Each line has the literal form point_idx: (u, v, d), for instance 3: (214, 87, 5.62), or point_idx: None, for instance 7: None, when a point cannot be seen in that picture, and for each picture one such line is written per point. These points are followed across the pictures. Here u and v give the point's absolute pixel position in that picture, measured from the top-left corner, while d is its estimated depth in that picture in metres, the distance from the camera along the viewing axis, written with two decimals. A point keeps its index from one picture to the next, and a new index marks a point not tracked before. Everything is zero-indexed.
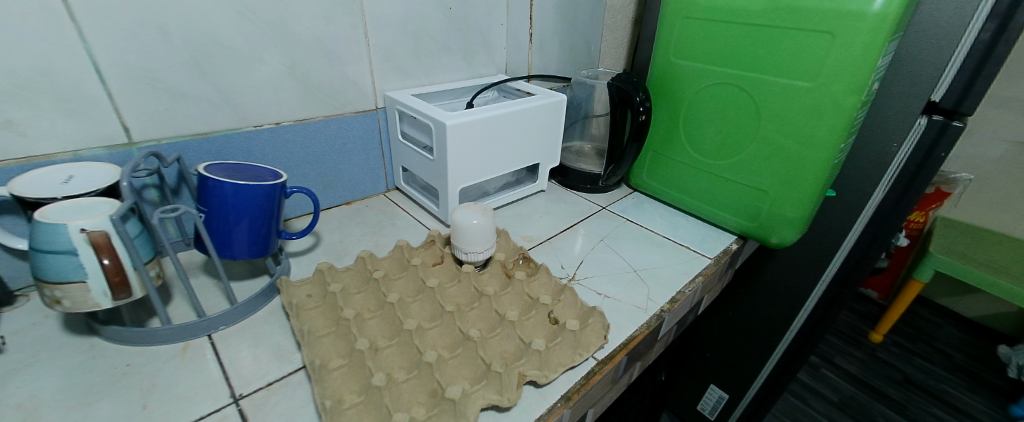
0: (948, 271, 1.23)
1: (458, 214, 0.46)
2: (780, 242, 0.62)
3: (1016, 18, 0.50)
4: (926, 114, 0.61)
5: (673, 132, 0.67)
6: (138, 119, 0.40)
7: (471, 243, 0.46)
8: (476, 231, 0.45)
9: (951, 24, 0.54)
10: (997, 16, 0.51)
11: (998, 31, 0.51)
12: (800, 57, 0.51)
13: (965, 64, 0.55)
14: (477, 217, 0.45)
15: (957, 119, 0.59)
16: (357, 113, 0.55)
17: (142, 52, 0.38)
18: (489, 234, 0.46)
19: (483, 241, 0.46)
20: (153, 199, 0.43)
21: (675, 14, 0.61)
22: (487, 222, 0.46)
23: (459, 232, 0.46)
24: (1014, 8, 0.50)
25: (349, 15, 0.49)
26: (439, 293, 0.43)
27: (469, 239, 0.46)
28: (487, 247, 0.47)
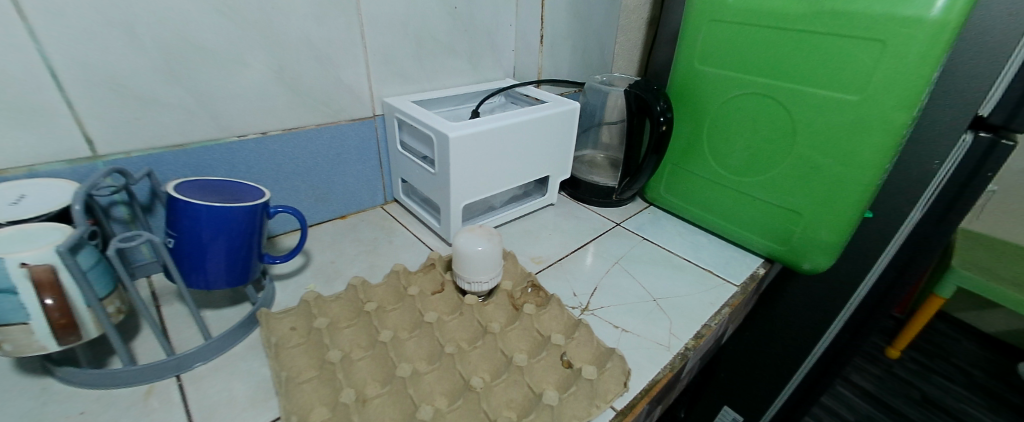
0: (972, 289, 1.14)
1: (460, 238, 0.41)
2: (812, 268, 0.57)
3: None
4: (972, 129, 0.55)
5: (695, 145, 0.62)
6: (102, 131, 0.35)
7: (475, 272, 0.41)
8: (482, 258, 0.41)
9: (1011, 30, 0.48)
10: None
11: None
12: (843, 68, 0.46)
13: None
14: (482, 242, 0.41)
15: (1005, 136, 0.53)
16: (353, 121, 0.50)
17: (107, 54, 0.33)
18: (496, 260, 0.42)
19: (489, 269, 0.41)
20: (123, 216, 0.38)
21: (701, 16, 0.56)
22: (493, 247, 0.41)
23: (462, 260, 0.41)
24: None
25: (343, 14, 0.44)
26: (439, 328, 0.39)
27: (473, 267, 0.41)
28: (493, 275, 0.42)
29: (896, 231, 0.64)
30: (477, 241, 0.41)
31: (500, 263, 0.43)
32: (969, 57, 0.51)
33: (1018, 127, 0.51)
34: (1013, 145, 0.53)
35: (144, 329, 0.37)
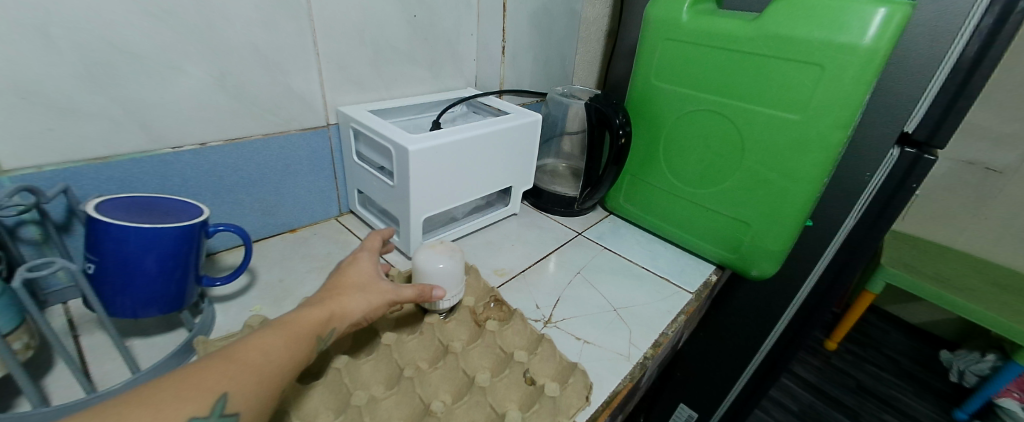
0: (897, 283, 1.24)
1: (420, 255, 0.40)
2: (759, 275, 0.60)
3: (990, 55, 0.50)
4: (898, 145, 0.60)
5: (652, 157, 0.64)
6: (8, 144, 0.31)
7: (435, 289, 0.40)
8: (441, 275, 0.40)
9: (926, 57, 0.53)
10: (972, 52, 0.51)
11: (974, 66, 0.51)
12: (786, 89, 0.49)
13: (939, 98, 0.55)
14: (443, 259, 0.40)
15: (928, 151, 0.58)
16: (304, 130, 0.48)
17: (13, 58, 0.30)
18: (458, 277, 0.41)
19: (450, 285, 0.40)
20: (34, 237, 0.34)
21: (657, 34, 0.58)
22: (454, 264, 0.40)
23: (421, 277, 0.40)
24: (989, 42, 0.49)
25: (293, 19, 0.42)
26: (397, 350, 0.38)
27: (433, 284, 0.40)
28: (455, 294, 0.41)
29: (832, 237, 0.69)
30: (438, 258, 0.40)
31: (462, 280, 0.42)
32: (892, 81, 0.56)
33: (937, 143, 0.57)
34: (933, 160, 0.58)
35: (59, 363, 0.33)
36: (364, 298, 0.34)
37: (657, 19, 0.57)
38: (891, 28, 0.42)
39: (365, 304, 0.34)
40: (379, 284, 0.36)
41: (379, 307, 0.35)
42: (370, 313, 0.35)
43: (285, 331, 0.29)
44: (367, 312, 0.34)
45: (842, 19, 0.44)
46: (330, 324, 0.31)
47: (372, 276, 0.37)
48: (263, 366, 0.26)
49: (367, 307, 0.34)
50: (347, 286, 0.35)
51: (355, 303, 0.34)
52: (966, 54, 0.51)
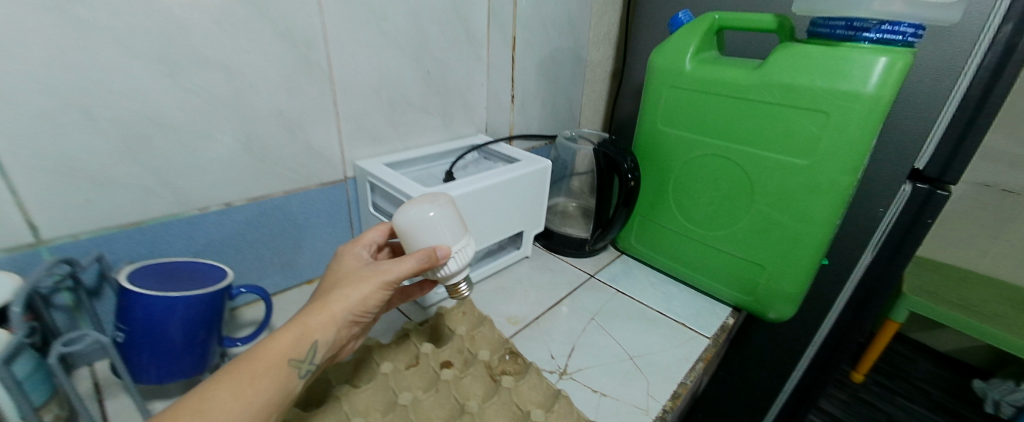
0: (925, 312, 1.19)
1: (399, 213, 0.35)
2: (777, 317, 0.59)
3: (994, 94, 0.51)
4: (910, 180, 0.60)
5: (661, 199, 0.65)
6: (49, 216, 0.33)
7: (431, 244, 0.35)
8: (432, 222, 0.34)
9: (933, 96, 0.54)
10: (977, 90, 0.52)
11: (979, 104, 0.52)
12: (793, 135, 0.50)
13: (947, 136, 0.55)
14: (430, 208, 0.34)
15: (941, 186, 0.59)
16: (322, 185, 0.49)
17: (60, 138, 0.32)
18: (453, 225, 0.35)
19: (448, 236, 0.35)
20: (65, 304, 0.35)
21: (661, 83, 0.59)
22: (441, 213, 0.35)
23: (407, 236, 0.35)
24: (993, 81, 0.50)
25: (316, 84, 0.44)
26: (414, 410, 0.38)
27: (425, 238, 0.34)
28: (457, 243, 0.35)
29: (850, 273, 0.68)
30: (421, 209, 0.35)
31: (461, 233, 0.36)
32: (902, 118, 0.57)
33: (950, 178, 0.57)
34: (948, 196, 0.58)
35: None
36: (346, 293, 0.32)
37: (661, 67, 0.59)
38: (893, 76, 0.43)
39: (351, 297, 0.32)
40: (362, 271, 0.34)
41: (368, 294, 0.33)
42: (364, 304, 0.33)
43: (258, 358, 0.29)
44: (356, 306, 0.33)
45: (843, 68, 0.45)
46: (309, 337, 0.31)
47: (357, 266, 0.34)
48: (233, 393, 0.27)
49: (351, 299, 0.32)
50: (330, 286, 0.33)
51: (336, 300, 0.32)
52: (970, 93, 0.52)
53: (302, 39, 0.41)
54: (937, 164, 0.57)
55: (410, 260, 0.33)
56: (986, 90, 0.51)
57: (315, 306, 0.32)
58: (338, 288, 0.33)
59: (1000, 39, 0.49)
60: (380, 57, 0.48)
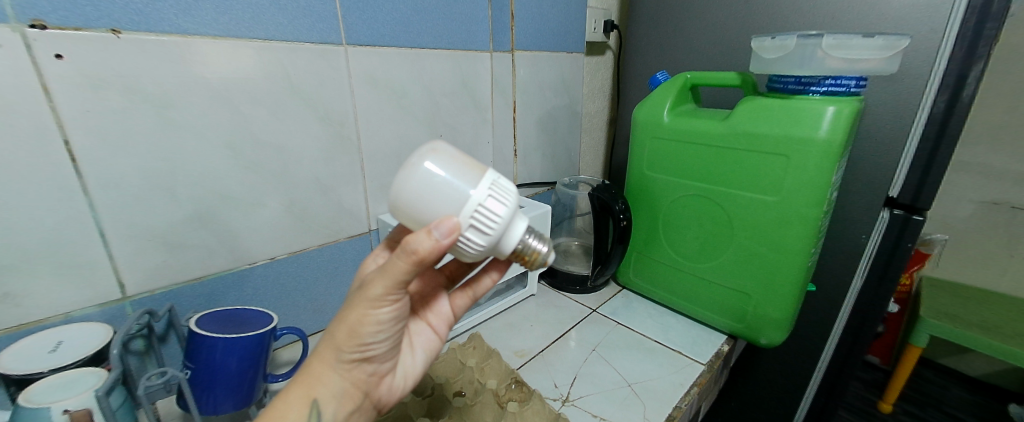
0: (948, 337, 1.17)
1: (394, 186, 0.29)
2: (770, 343, 0.62)
3: (949, 127, 0.55)
4: (888, 207, 0.64)
5: (653, 236, 0.71)
6: (136, 275, 0.41)
7: (445, 200, 0.29)
8: (435, 173, 0.29)
9: (895, 132, 0.59)
10: (934, 124, 0.56)
11: (937, 137, 0.56)
12: (761, 176, 0.56)
13: (913, 167, 0.59)
14: (425, 159, 0.29)
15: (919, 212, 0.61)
16: (351, 237, 0.56)
17: (149, 214, 0.40)
18: (460, 177, 0.29)
19: (462, 182, 0.29)
20: (138, 348, 0.41)
21: (644, 133, 0.67)
22: (435, 159, 0.29)
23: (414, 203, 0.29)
24: (947, 116, 0.55)
25: (347, 154, 0.53)
26: None
27: (436, 196, 0.29)
28: (481, 187, 0.29)
29: (844, 297, 0.70)
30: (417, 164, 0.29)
31: (479, 178, 0.29)
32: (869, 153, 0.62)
33: (924, 204, 0.60)
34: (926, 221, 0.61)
35: None
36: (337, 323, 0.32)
37: (643, 120, 0.66)
38: (841, 122, 0.49)
39: (343, 326, 0.31)
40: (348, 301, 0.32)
41: (360, 318, 0.31)
42: (365, 331, 0.31)
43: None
44: (354, 336, 0.31)
45: (798, 116, 0.51)
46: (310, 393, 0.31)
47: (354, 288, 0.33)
48: None
49: (344, 329, 0.31)
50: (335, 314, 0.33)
51: (333, 331, 0.32)
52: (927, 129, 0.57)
53: (336, 119, 0.50)
54: (910, 191, 0.61)
55: (391, 260, 0.29)
56: (941, 124, 0.56)
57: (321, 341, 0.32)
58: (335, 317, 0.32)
59: (947, 81, 0.54)
60: (398, 126, 0.57)
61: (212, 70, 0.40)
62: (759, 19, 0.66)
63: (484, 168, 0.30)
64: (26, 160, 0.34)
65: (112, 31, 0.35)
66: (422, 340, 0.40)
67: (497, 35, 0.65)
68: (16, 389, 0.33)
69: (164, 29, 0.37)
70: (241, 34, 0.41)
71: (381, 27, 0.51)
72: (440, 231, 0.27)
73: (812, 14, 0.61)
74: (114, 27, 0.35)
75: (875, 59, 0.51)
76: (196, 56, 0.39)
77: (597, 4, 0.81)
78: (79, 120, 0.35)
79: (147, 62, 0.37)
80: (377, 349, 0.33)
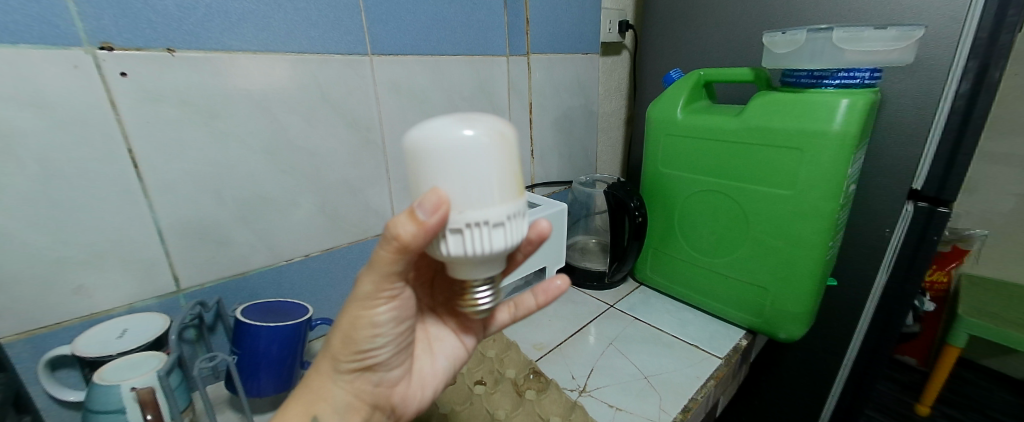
0: (982, 334, 1.11)
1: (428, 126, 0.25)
2: (788, 337, 0.62)
3: (975, 115, 0.53)
4: (913, 199, 0.62)
5: (670, 232, 0.71)
6: (188, 270, 0.45)
7: (460, 188, 0.25)
8: (478, 149, 0.25)
9: (916, 123, 0.58)
10: (958, 111, 0.55)
11: (962, 126, 0.55)
12: (776, 170, 0.56)
13: (938, 156, 0.58)
14: (480, 126, 0.25)
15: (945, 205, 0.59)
16: (377, 236, 0.60)
17: (198, 214, 0.44)
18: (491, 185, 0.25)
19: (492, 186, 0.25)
20: (190, 337, 0.46)
21: (658, 131, 0.68)
22: (492, 141, 0.25)
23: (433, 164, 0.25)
24: (972, 103, 0.53)
25: (373, 158, 0.56)
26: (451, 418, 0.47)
27: (456, 172, 0.25)
28: (500, 209, 0.26)
29: (868, 293, 0.68)
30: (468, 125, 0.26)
31: (508, 200, 0.26)
32: (891, 144, 0.61)
33: (949, 196, 0.58)
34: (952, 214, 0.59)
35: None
36: (339, 322, 0.33)
37: (658, 118, 0.67)
38: (855, 114, 0.49)
39: (343, 327, 0.32)
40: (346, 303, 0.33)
41: (357, 319, 0.32)
42: (366, 334, 0.32)
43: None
44: (353, 339, 0.32)
45: (811, 110, 0.52)
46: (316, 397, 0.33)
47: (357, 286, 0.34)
48: None
49: (343, 331, 0.32)
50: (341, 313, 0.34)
51: (335, 331, 0.33)
52: (951, 118, 0.55)
53: (363, 125, 0.54)
54: (934, 182, 0.59)
55: (379, 251, 0.28)
56: (965, 113, 0.54)
57: (325, 342, 0.34)
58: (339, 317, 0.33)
59: (970, 69, 0.53)
60: None
61: (253, 82, 0.44)
62: (774, 14, 0.66)
63: (519, 193, 0.27)
64: (98, 167, 0.38)
65: (168, 51, 0.39)
66: (442, 347, 0.40)
67: (513, 40, 0.67)
68: (90, 370, 0.38)
69: (212, 47, 0.41)
70: (278, 48, 0.45)
71: (404, 37, 0.55)
72: (425, 207, 0.24)
73: (828, 7, 0.61)
74: (169, 47, 0.39)
75: (891, 51, 0.51)
76: (239, 70, 0.43)
77: (612, 6, 0.83)
78: (140, 131, 0.39)
79: (198, 77, 0.41)
80: (380, 354, 0.34)
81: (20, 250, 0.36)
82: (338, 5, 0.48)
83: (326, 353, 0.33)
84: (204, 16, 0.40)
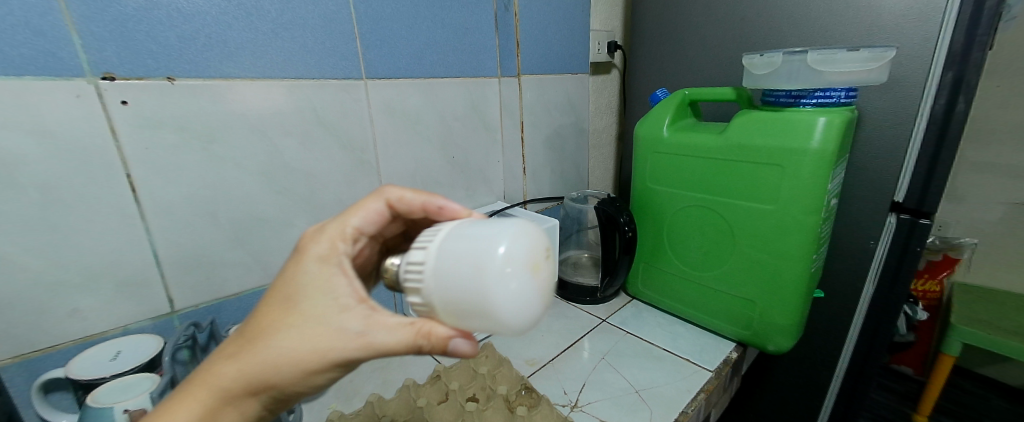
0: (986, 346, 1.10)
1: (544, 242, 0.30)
2: (778, 349, 0.63)
3: (949, 129, 0.55)
4: (895, 212, 0.63)
5: (660, 247, 0.73)
6: (183, 291, 0.46)
7: (520, 287, 0.27)
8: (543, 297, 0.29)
9: (893, 138, 0.60)
10: (934, 125, 0.56)
11: (938, 140, 0.56)
12: (759, 186, 0.58)
13: (917, 170, 0.59)
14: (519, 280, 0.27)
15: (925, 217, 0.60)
16: None
17: (195, 236, 0.45)
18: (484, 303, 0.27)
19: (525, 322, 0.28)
20: None
21: (645, 148, 0.70)
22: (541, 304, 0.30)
23: (533, 256, 0.28)
24: (947, 118, 0.55)
25: (368, 177, 0.57)
26: None
27: (531, 283, 0.27)
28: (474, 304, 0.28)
29: (856, 304, 0.69)
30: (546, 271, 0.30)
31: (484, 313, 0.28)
32: (870, 158, 0.63)
33: (929, 209, 0.59)
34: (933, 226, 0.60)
35: None
36: (311, 360, 0.28)
37: (644, 135, 0.69)
38: (832, 132, 0.51)
39: (304, 367, 0.28)
40: (320, 297, 0.29)
41: (326, 365, 0.28)
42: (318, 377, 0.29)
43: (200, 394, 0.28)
44: (306, 378, 0.29)
45: (790, 128, 0.53)
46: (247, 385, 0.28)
47: (327, 313, 0.29)
48: None
49: (299, 369, 0.28)
50: (280, 332, 0.28)
51: (281, 361, 0.28)
52: (928, 133, 0.57)
53: (357, 146, 0.55)
54: (915, 195, 0.60)
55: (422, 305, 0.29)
56: (941, 128, 0.56)
57: (259, 365, 0.28)
58: (289, 342, 0.28)
59: (943, 86, 0.55)
60: (413, 149, 0.61)
61: (249, 107, 0.46)
62: (755, 35, 0.69)
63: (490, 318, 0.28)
64: (97, 192, 0.39)
65: (168, 79, 0.41)
66: None
67: (504, 61, 0.69)
68: (83, 392, 0.38)
69: (211, 75, 0.43)
70: (275, 75, 0.47)
71: (398, 61, 0.56)
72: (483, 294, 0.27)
73: (806, 28, 0.64)
74: (169, 76, 0.41)
75: (865, 72, 0.53)
76: (236, 95, 0.45)
77: (601, 27, 0.86)
78: (139, 156, 0.40)
79: (196, 104, 0.42)
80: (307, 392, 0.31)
81: (19, 274, 0.37)
82: (334, 32, 0.50)
83: (254, 380, 0.28)
84: (204, 46, 0.42)
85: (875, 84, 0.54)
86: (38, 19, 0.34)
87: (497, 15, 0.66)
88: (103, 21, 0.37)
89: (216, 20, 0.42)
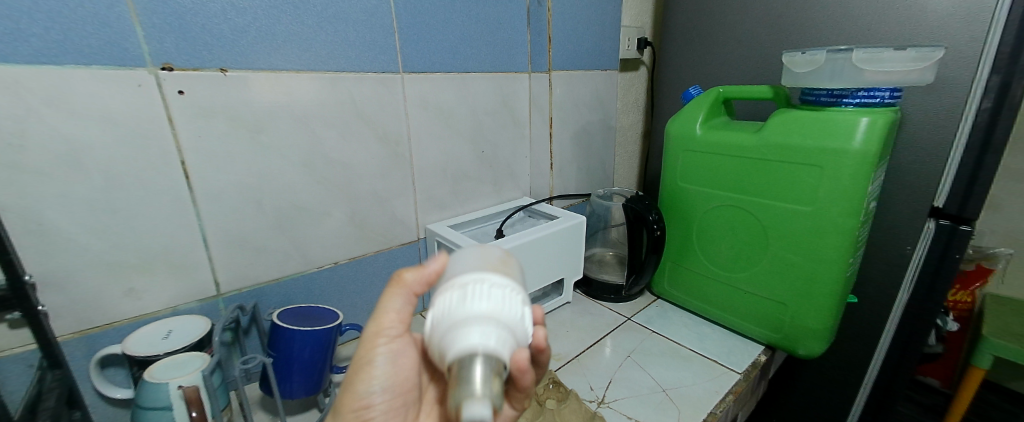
0: (1010, 357, 1.06)
1: None
2: (808, 354, 0.62)
3: (997, 132, 0.53)
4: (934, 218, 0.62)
5: (688, 246, 0.72)
6: (228, 275, 0.47)
7: None
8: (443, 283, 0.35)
9: (937, 141, 0.58)
10: (980, 128, 0.54)
11: (984, 144, 0.54)
12: (795, 187, 0.57)
13: (960, 174, 0.57)
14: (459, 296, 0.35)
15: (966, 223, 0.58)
16: (402, 244, 0.62)
17: (240, 222, 0.47)
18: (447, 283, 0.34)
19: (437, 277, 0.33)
20: (227, 339, 0.48)
21: (677, 146, 0.69)
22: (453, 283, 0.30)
23: None
24: (994, 120, 0.53)
25: (401, 170, 0.58)
26: None
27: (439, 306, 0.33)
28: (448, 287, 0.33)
29: (890, 310, 0.67)
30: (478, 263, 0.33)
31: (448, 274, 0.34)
32: (910, 161, 0.61)
33: (971, 215, 0.57)
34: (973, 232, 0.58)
35: None
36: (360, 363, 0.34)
37: (676, 133, 0.68)
38: (875, 133, 0.50)
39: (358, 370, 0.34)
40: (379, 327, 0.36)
41: (370, 362, 0.34)
42: (373, 382, 0.34)
43: None
44: (361, 384, 0.34)
45: (830, 128, 0.52)
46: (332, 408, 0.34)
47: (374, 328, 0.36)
48: None
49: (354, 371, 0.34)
50: None
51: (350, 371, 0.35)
52: (974, 136, 0.55)
53: (393, 139, 0.56)
54: (956, 201, 0.58)
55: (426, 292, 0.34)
56: (987, 131, 0.54)
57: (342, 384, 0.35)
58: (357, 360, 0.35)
59: (993, 86, 0.53)
60: (444, 143, 0.62)
61: (293, 98, 0.47)
62: (792, 33, 0.67)
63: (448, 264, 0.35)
64: (154, 177, 0.41)
65: (221, 70, 0.42)
66: None
67: (536, 57, 0.69)
68: (137, 369, 0.40)
69: (259, 66, 0.44)
70: (318, 67, 0.48)
71: (434, 56, 0.57)
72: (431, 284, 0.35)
73: (847, 26, 0.62)
74: (222, 67, 0.42)
75: (911, 71, 0.52)
76: (282, 87, 0.46)
77: (631, 24, 0.85)
78: (193, 143, 0.42)
79: (245, 94, 0.44)
80: (379, 416, 0.34)
81: (83, 254, 0.39)
82: (374, 26, 0.51)
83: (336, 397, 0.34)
84: (254, 38, 0.43)
85: (920, 83, 0.52)
86: (105, 11, 0.36)
87: (530, 10, 0.66)
88: (163, 13, 0.38)
89: (265, 13, 0.43)
